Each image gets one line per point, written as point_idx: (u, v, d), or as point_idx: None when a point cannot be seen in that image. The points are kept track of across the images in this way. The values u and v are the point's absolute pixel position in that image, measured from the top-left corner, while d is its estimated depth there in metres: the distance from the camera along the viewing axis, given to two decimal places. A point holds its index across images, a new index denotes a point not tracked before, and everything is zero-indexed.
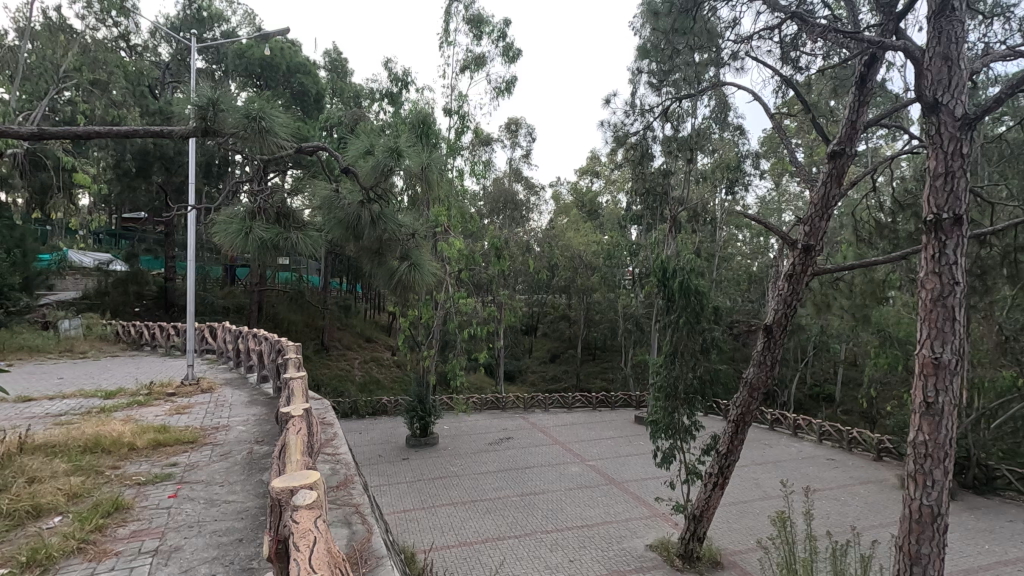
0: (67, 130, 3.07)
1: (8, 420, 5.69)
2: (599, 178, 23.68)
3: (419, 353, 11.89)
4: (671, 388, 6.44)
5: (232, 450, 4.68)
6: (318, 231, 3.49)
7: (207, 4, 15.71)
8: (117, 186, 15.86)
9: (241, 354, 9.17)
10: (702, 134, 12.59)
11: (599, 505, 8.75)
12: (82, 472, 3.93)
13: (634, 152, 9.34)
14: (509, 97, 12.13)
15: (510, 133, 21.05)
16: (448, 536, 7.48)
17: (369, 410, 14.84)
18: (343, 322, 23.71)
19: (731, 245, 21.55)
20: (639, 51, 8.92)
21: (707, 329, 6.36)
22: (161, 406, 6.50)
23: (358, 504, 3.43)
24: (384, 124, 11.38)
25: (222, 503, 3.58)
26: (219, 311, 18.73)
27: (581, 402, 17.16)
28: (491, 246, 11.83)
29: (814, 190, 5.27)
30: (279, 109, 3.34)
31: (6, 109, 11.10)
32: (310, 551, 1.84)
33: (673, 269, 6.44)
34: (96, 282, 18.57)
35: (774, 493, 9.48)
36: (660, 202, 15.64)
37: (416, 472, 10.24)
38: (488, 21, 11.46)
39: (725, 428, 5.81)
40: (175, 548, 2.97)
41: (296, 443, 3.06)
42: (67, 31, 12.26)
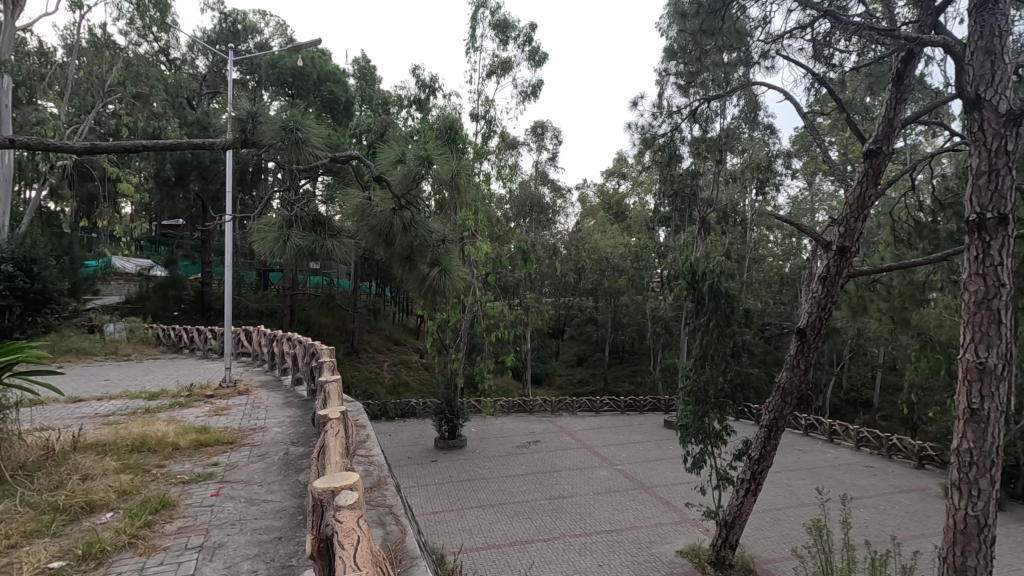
0: (119, 143, 3.22)
1: (60, 420, 5.97)
2: (626, 179, 23.56)
3: (447, 356, 12.04)
4: (701, 392, 6.33)
5: (269, 451, 4.83)
6: (353, 236, 3.60)
7: (241, 17, 16.23)
8: (157, 194, 16.48)
9: (277, 356, 9.43)
10: (731, 134, 12.45)
11: (628, 510, 8.68)
12: (131, 469, 4.12)
13: (661, 153, 9.32)
14: (535, 100, 12.21)
15: (536, 137, 21.10)
16: (477, 538, 7.56)
17: (398, 412, 15.07)
18: (372, 325, 24.13)
19: (763, 245, 21.10)
20: (666, 52, 8.91)
21: (738, 333, 6.26)
22: (202, 407, 6.73)
23: (392, 505, 3.51)
24: (412, 130, 11.56)
25: (261, 502, 3.71)
26: (253, 315, 19.25)
27: (609, 406, 17.10)
28: (517, 250, 11.93)
29: (850, 190, 5.15)
30: (313, 120, 3.45)
31: (55, 123, 11.74)
32: (354, 550, 1.91)
33: (702, 272, 6.35)
34: (138, 286, 19.31)
35: (808, 500, 9.25)
36: (688, 203, 15.48)
37: (444, 474, 10.34)
38: (514, 26, 11.56)
39: (757, 433, 5.69)
40: (218, 545, 3.09)
41: (335, 444, 3.16)
42: (112, 47, 12.85)
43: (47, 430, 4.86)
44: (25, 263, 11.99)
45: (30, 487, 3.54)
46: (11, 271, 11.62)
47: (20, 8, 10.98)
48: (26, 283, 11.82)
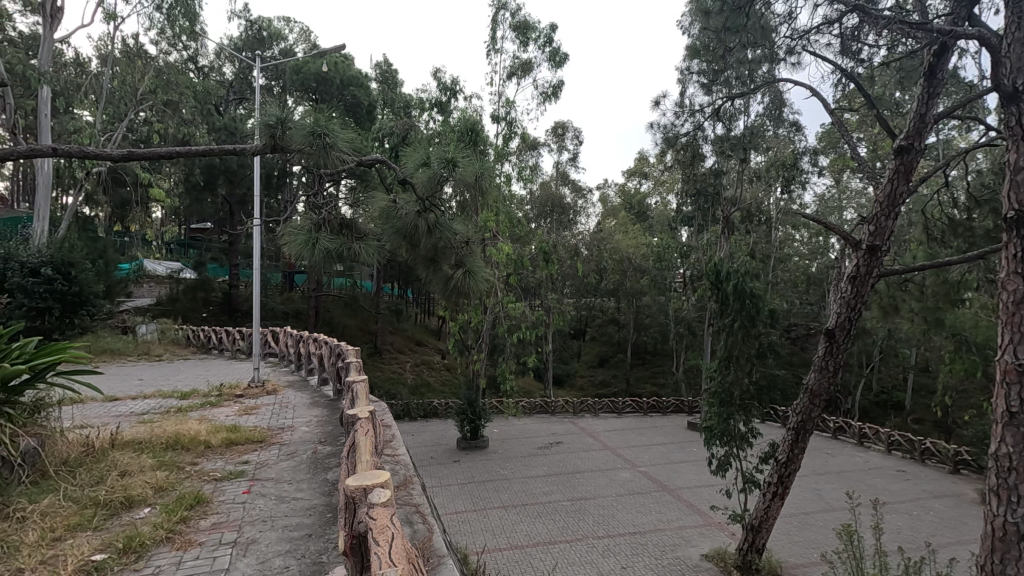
0: (154, 150, 3.33)
1: (98, 418, 6.17)
2: (648, 178, 23.43)
3: (470, 356, 12.11)
4: (725, 394, 6.24)
5: (298, 450, 4.92)
6: (379, 239, 3.65)
7: (266, 24, 16.57)
8: (187, 199, 16.91)
9: (303, 357, 9.59)
10: (755, 132, 12.30)
11: (651, 512, 8.61)
12: (166, 467, 4.24)
13: (685, 153, 9.27)
14: (556, 101, 12.21)
15: (557, 137, 21.05)
16: (500, 538, 7.58)
17: (421, 413, 15.19)
18: (394, 326, 24.41)
19: (788, 244, 20.70)
20: (689, 50, 8.84)
21: (764, 334, 6.16)
22: (231, 406, 6.88)
23: (418, 505, 3.54)
24: (434, 132, 11.68)
25: (291, 500, 3.79)
26: (279, 316, 19.61)
27: (632, 408, 16.99)
28: (539, 250, 11.95)
29: (880, 188, 5.02)
30: (340, 124, 3.52)
31: (91, 131, 12.27)
32: (388, 547, 1.95)
33: (727, 272, 6.28)
34: (169, 288, 19.82)
35: (838, 505, 9.05)
36: (712, 202, 15.32)
37: (467, 475, 10.39)
38: (535, 27, 11.57)
39: (784, 435, 5.57)
40: (251, 541, 3.16)
41: (364, 443, 3.22)
42: (143, 56, 13.20)
43: (87, 428, 5.03)
44: (63, 266, 12.40)
45: (73, 482, 3.67)
46: (50, 274, 12.01)
47: (58, 21, 11.37)
48: (64, 285, 12.22)
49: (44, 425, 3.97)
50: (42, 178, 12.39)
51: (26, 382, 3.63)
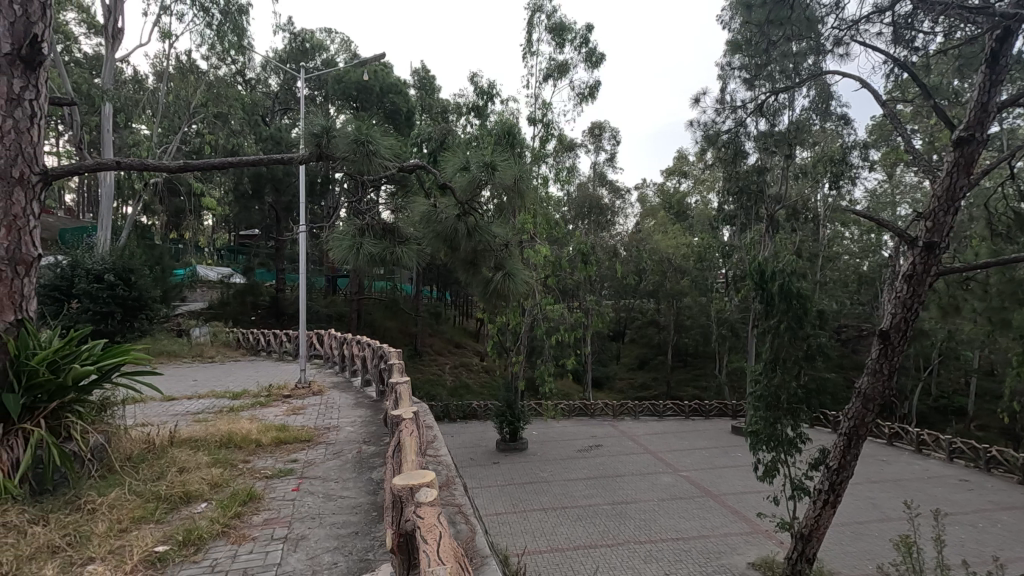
0: (208, 161, 3.51)
1: (158, 417, 6.49)
2: (688, 177, 23.04)
3: (508, 359, 12.17)
4: (772, 398, 6.02)
5: (344, 450, 5.05)
6: (421, 244, 3.71)
7: (309, 36, 17.12)
8: (236, 207, 17.62)
9: (347, 359, 9.84)
10: (801, 126, 11.92)
11: (694, 518, 8.43)
12: (220, 464, 4.43)
13: (726, 150, 9.08)
14: (592, 101, 12.15)
15: (594, 138, 20.91)
16: (541, 540, 7.57)
17: (460, 414, 15.34)
18: (433, 328, 24.76)
19: (838, 242, 19.92)
20: (730, 45, 8.65)
21: (812, 335, 5.92)
22: (280, 406, 7.12)
23: (460, 505, 3.58)
24: (471, 136, 11.81)
25: (338, 498, 3.89)
26: (323, 318, 20.18)
27: (673, 411, 16.67)
28: (577, 251, 11.93)
29: (938, 182, 4.77)
30: (382, 132, 3.62)
31: (148, 144, 13.04)
32: (437, 545, 1.99)
33: (772, 271, 6.10)
34: (220, 293, 20.69)
35: (895, 515, 8.64)
36: (754, 200, 14.89)
37: (507, 476, 10.43)
38: (571, 28, 11.54)
39: (835, 441, 5.31)
40: (301, 537, 3.27)
41: (409, 443, 3.28)
42: (195, 71, 13.86)
43: (149, 425, 5.29)
44: (125, 273, 13.13)
45: (136, 477, 3.88)
46: (112, 280, 12.76)
47: (118, 41, 12.05)
48: (125, 291, 12.97)
49: (111, 422, 4.20)
50: (105, 190, 13.18)
51: (94, 382, 3.82)
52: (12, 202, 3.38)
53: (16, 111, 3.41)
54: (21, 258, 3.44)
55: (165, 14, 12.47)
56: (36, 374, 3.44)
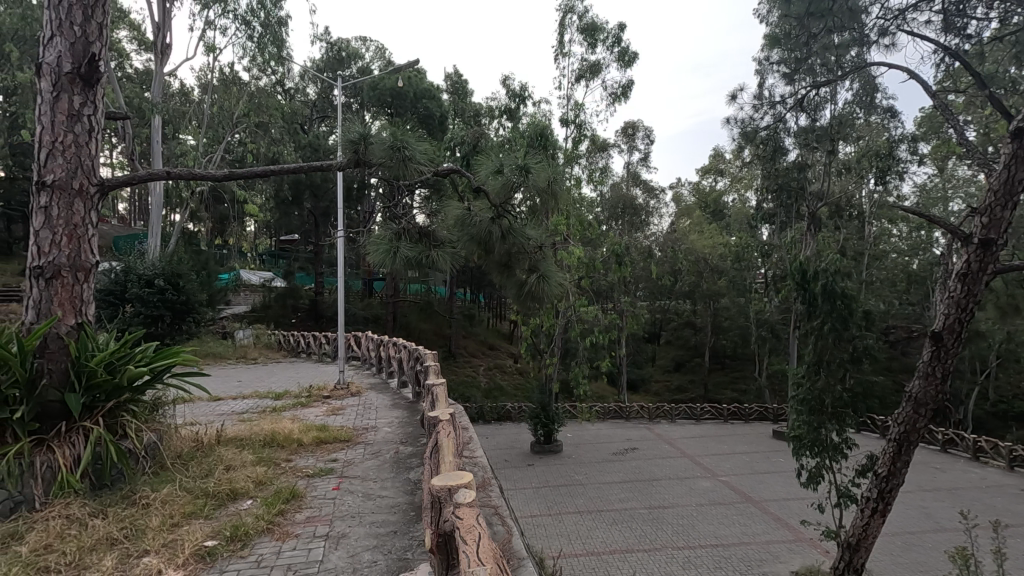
0: (251, 170, 3.64)
1: (205, 416, 6.74)
2: (725, 175, 22.59)
3: (542, 360, 12.16)
4: (815, 401, 5.80)
5: (381, 450, 5.14)
6: (455, 247, 3.75)
7: (345, 45, 17.55)
8: (277, 213, 18.19)
9: (384, 360, 10.01)
10: (844, 120, 11.52)
11: (734, 524, 8.22)
12: (264, 462, 4.57)
13: (765, 148, 8.87)
14: (625, 101, 12.04)
15: (628, 137, 20.71)
16: (576, 544, 7.52)
17: (494, 416, 15.41)
18: (467, 330, 24.96)
19: (885, 239, 19.14)
20: (768, 39, 8.46)
21: (859, 337, 5.70)
22: (319, 407, 7.31)
23: (497, 506, 3.60)
24: (504, 139, 11.88)
25: (376, 498, 3.96)
26: (360, 321, 20.59)
27: (711, 414, 16.32)
28: (611, 253, 11.85)
29: (994, 176, 4.52)
30: (418, 138, 3.68)
31: (194, 154, 13.64)
32: (476, 545, 2.02)
33: (815, 271, 5.92)
34: (262, 296, 21.37)
35: (950, 525, 8.23)
36: (795, 198, 14.46)
37: (542, 478, 10.42)
38: (603, 28, 11.47)
39: (884, 446, 5.03)
40: (342, 535, 3.35)
41: (446, 444, 3.32)
42: (238, 83, 14.38)
43: (197, 424, 5.50)
44: (173, 278, 13.70)
45: (186, 474, 4.05)
46: (162, 285, 13.33)
47: (167, 56, 12.61)
48: (174, 295, 13.51)
49: (163, 420, 4.39)
50: (155, 200, 13.81)
51: (147, 382, 3.99)
52: (73, 212, 3.58)
53: (76, 126, 3.62)
54: (81, 265, 3.64)
55: (209, 29, 12.98)
56: (95, 374, 3.63)
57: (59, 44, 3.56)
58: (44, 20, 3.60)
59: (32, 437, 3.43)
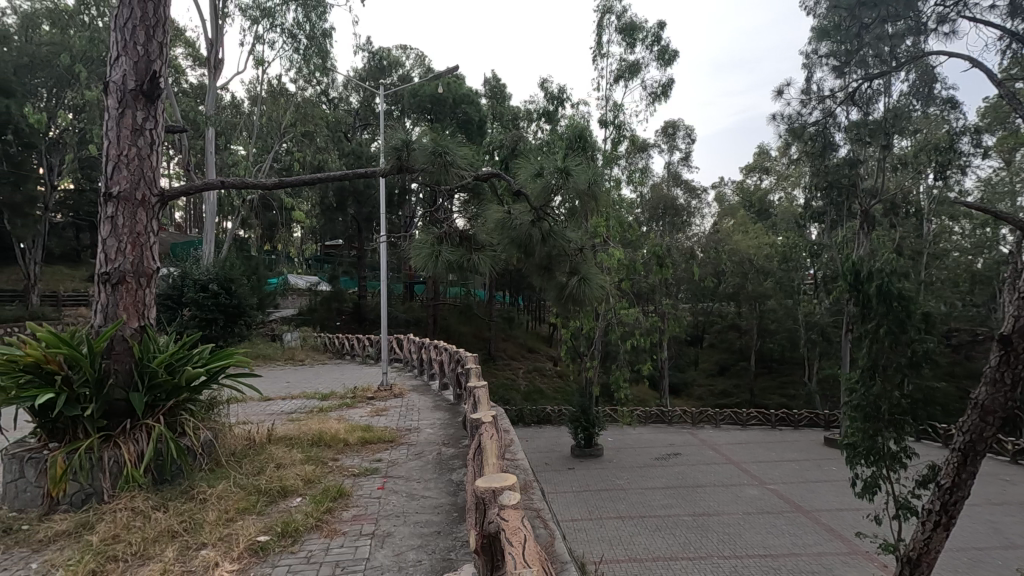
0: (299, 178, 3.77)
1: (257, 416, 7.00)
2: (771, 174, 21.93)
3: (582, 363, 12.08)
4: (871, 409, 5.50)
5: (424, 450, 5.23)
6: (496, 250, 3.75)
7: (386, 54, 17.98)
8: (322, 219, 18.77)
9: (425, 363, 10.17)
10: (899, 113, 11.00)
11: (783, 535, 7.93)
12: (312, 461, 4.72)
13: (813, 144, 8.56)
14: (665, 100, 11.88)
15: (668, 137, 20.37)
16: (618, 550, 7.42)
17: (534, 419, 15.40)
18: (506, 333, 25.05)
19: (945, 237, 18.14)
20: (816, 32, 8.17)
21: (918, 340, 5.39)
22: (364, 408, 7.49)
23: (540, 509, 3.60)
24: (543, 142, 11.87)
25: (420, 498, 4.03)
26: (401, 323, 20.97)
27: (757, 419, 15.81)
28: (652, 254, 11.68)
29: None
30: (459, 143, 3.74)
31: (245, 164, 14.22)
32: (522, 548, 2.02)
33: (869, 271, 5.67)
34: (308, 300, 22.05)
35: (1022, 542, 7.69)
36: (846, 195, 13.89)
37: (583, 482, 10.33)
38: (642, 27, 11.34)
39: (946, 457, 4.52)
40: (387, 534, 3.41)
41: (489, 446, 3.34)
42: (285, 94, 14.91)
43: (249, 423, 5.71)
44: (226, 282, 14.30)
45: (240, 471, 4.21)
46: (216, 289, 13.93)
47: (220, 70, 13.19)
48: (227, 299, 14.02)
49: (218, 419, 4.57)
50: (209, 208, 14.46)
51: (204, 382, 4.17)
52: (136, 221, 3.80)
53: (139, 139, 3.83)
54: (144, 270, 3.86)
55: (258, 43, 13.53)
56: (157, 374, 3.83)
57: (124, 63, 3.79)
58: (111, 41, 3.84)
59: (101, 433, 3.66)
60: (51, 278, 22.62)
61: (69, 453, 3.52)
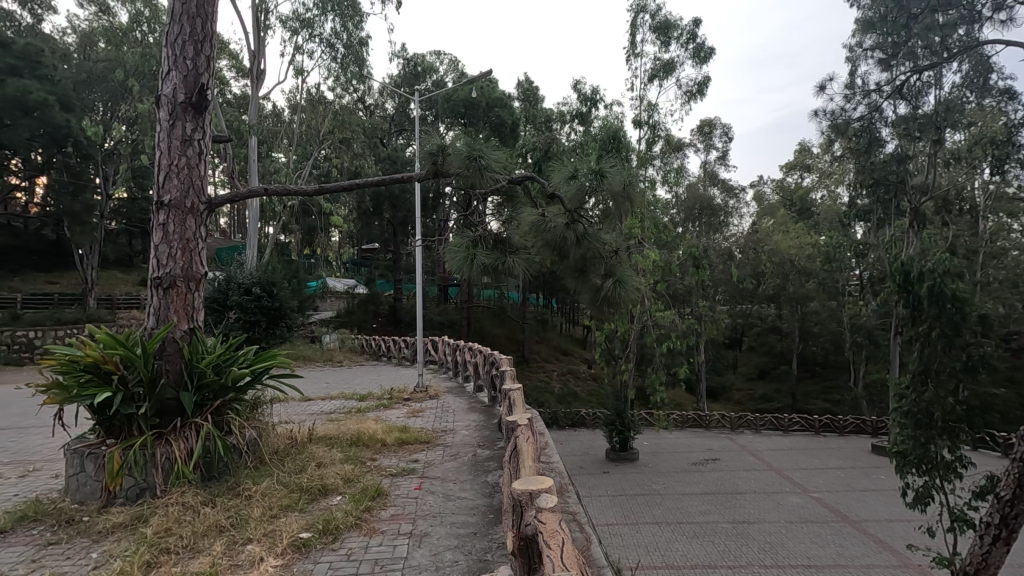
0: (339, 184, 3.87)
1: (297, 416, 7.19)
2: (813, 171, 21.25)
3: (617, 366, 11.95)
4: (922, 415, 5.26)
5: (460, 452, 5.28)
6: (530, 253, 3.72)
7: (420, 60, 18.26)
8: (359, 223, 19.17)
9: (460, 365, 10.26)
10: (951, 106, 10.49)
11: (828, 545, 7.65)
12: (351, 461, 4.82)
13: (857, 140, 8.25)
14: (702, 99, 11.67)
15: (704, 136, 20.00)
16: (655, 556, 7.31)
17: (569, 422, 15.32)
18: (539, 336, 25.01)
19: (1003, 235, 17.21)
20: (860, 24, 7.90)
21: (974, 344, 5.12)
22: (400, 409, 7.61)
23: (576, 513, 3.59)
24: (576, 143, 11.83)
25: (456, 498, 4.07)
26: (436, 325, 21.19)
27: (800, 425, 15.31)
28: (688, 255, 11.47)
29: None
30: (494, 147, 3.76)
31: (286, 171, 14.68)
32: (560, 550, 2.03)
33: (918, 272, 5.45)
34: (346, 303, 22.53)
35: None
36: (894, 192, 13.33)
37: (618, 487, 10.22)
38: (676, 25, 11.18)
39: (1005, 467, 4.27)
40: (424, 533, 3.46)
41: (526, 448, 3.35)
42: (324, 102, 15.33)
43: (290, 423, 5.86)
44: (268, 286, 14.77)
45: (283, 470, 4.33)
46: (259, 292, 14.41)
47: (262, 81, 13.65)
48: (269, 301, 14.49)
49: (262, 419, 4.72)
50: (252, 214, 14.96)
51: (249, 383, 4.31)
52: (186, 227, 3.97)
53: (188, 149, 4.01)
54: (194, 275, 4.03)
55: (298, 53, 13.96)
56: (205, 374, 3.99)
57: (175, 77, 3.97)
58: (163, 57, 4.03)
59: (154, 430, 3.83)
60: (106, 282, 23.82)
61: (125, 449, 3.71)
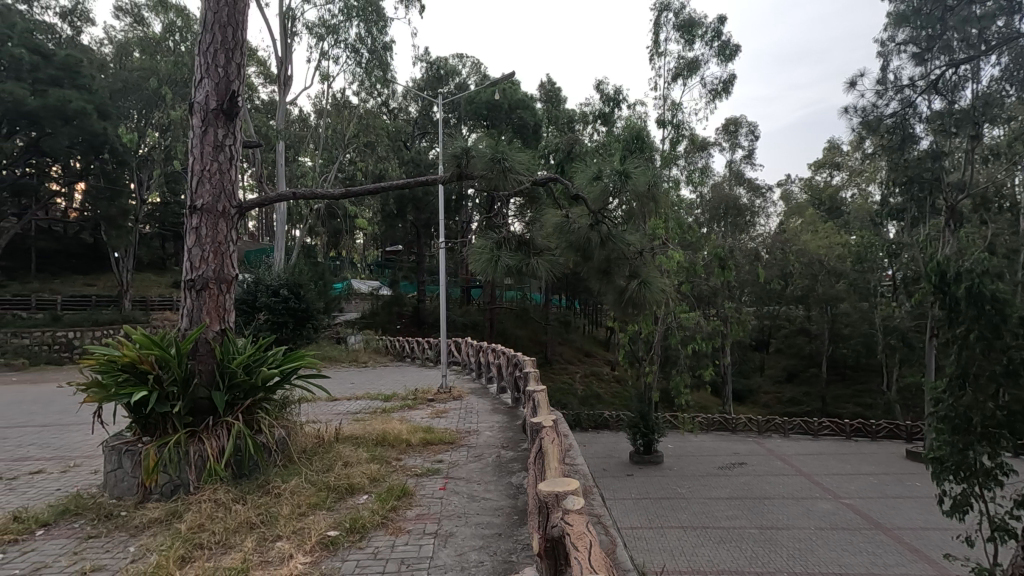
0: (365, 187, 3.93)
1: (324, 416, 7.30)
2: (843, 169, 20.73)
3: (641, 368, 11.83)
4: (960, 420, 5.08)
5: (484, 452, 5.31)
6: (554, 254, 3.71)
7: (443, 63, 18.40)
8: (383, 225, 19.38)
9: (483, 366, 10.30)
10: (990, 100, 10.13)
11: (860, 553, 7.45)
12: (377, 460, 4.88)
13: (890, 136, 8.03)
14: (727, 97, 11.51)
15: (729, 134, 19.69)
16: (680, 561, 7.22)
17: (592, 424, 15.23)
18: (562, 337, 24.92)
19: None
20: (891, 18, 7.71)
21: (1015, 347, 4.93)
22: (425, 409, 7.67)
23: (601, 515, 3.57)
24: (599, 143, 11.77)
25: (481, 499, 4.09)
26: (458, 327, 21.29)
27: (830, 429, 14.95)
28: (713, 256, 11.31)
29: None
30: (517, 149, 3.77)
31: (312, 175, 14.93)
32: (587, 553, 2.03)
33: (956, 271, 5.28)
34: (371, 304, 22.80)
35: None
36: (928, 190, 12.92)
37: (642, 490, 10.12)
38: (701, 23, 11.06)
39: None
40: (449, 534, 3.48)
41: (551, 450, 3.35)
42: (348, 106, 15.57)
43: (317, 423, 5.95)
44: (295, 288, 15.05)
45: (310, 468, 4.41)
46: (286, 294, 14.69)
47: (289, 86, 13.93)
48: (296, 303, 14.77)
49: (290, 418, 4.81)
50: (279, 217, 15.27)
51: (278, 382, 4.40)
52: (218, 231, 4.08)
53: (220, 155, 4.11)
54: (225, 277, 4.13)
55: (324, 58, 14.22)
56: (236, 374, 4.08)
57: (207, 84, 4.08)
58: (195, 65, 4.15)
59: (188, 428, 3.94)
60: (141, 284, 24.56)
61: (160, 446, 3.82)
